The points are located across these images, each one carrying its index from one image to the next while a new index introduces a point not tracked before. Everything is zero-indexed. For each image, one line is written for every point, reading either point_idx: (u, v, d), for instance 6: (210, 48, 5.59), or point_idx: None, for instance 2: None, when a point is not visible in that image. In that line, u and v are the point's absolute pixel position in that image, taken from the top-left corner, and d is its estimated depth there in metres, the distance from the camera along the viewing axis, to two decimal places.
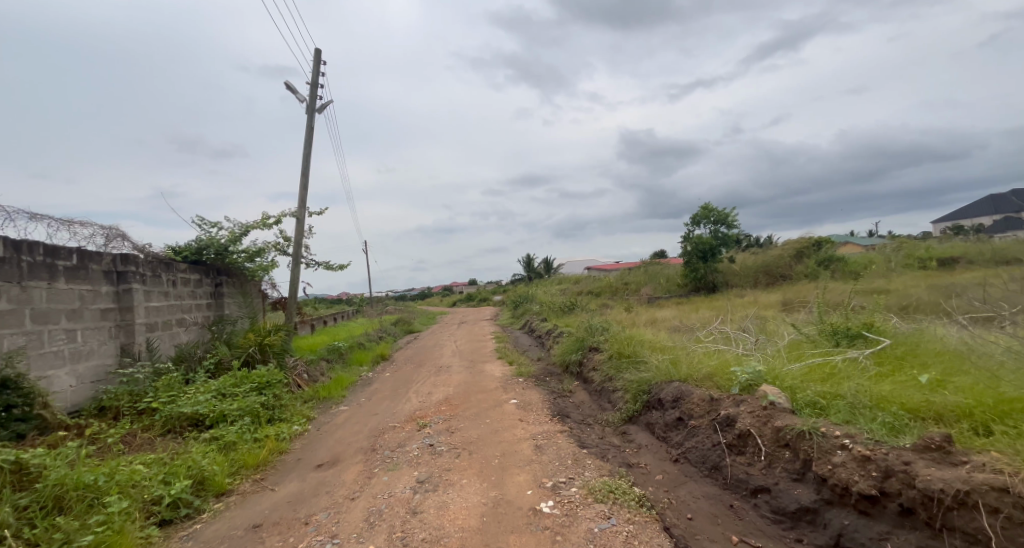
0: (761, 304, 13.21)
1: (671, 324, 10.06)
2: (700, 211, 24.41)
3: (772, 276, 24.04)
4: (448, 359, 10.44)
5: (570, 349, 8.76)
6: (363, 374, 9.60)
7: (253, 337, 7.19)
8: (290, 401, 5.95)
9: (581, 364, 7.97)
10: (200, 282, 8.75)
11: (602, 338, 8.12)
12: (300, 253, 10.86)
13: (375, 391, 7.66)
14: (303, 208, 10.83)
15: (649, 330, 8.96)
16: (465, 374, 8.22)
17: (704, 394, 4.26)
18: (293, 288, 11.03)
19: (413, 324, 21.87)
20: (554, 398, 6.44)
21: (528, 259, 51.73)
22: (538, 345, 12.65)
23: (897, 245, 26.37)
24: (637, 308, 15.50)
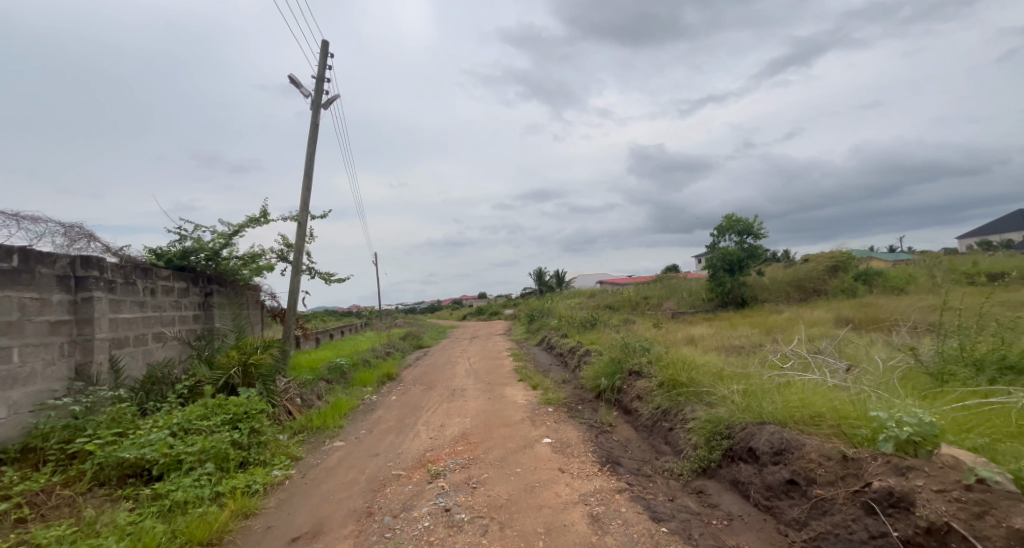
0: (808, 322, 11.86)
1: (716, 344, 8.80)
2: (724, 222, 23.19)
3: (804, 291, 22.56)
4: (462, 381, 9.21)
5: (604, 372, 7.55)
6: (367, 398, 8.45)
7: (237, 355, 6.15)
8: (272, 437, 4.86)
9: (620, 392, 6.75)
10: (185, 292, 7.78)
11: (644, 359, 6.93)
12: (300, 261, 9.95)
13: (378, 420, 6.53)
14: (304, 212, 10.07)
15: (696, 351, 7.73)
16: (484, 401, 7.02)
17: (825, 449, 3.03)
18: (293, 299, 10.04)
19: (422, 339, 20.79)
20: (595, 437, 5.24)
21: (540, 273, 50.46)
22: (561, 364, 11.48)
23: (937, 259, 24.68)
24: (666, 325, 14.20)
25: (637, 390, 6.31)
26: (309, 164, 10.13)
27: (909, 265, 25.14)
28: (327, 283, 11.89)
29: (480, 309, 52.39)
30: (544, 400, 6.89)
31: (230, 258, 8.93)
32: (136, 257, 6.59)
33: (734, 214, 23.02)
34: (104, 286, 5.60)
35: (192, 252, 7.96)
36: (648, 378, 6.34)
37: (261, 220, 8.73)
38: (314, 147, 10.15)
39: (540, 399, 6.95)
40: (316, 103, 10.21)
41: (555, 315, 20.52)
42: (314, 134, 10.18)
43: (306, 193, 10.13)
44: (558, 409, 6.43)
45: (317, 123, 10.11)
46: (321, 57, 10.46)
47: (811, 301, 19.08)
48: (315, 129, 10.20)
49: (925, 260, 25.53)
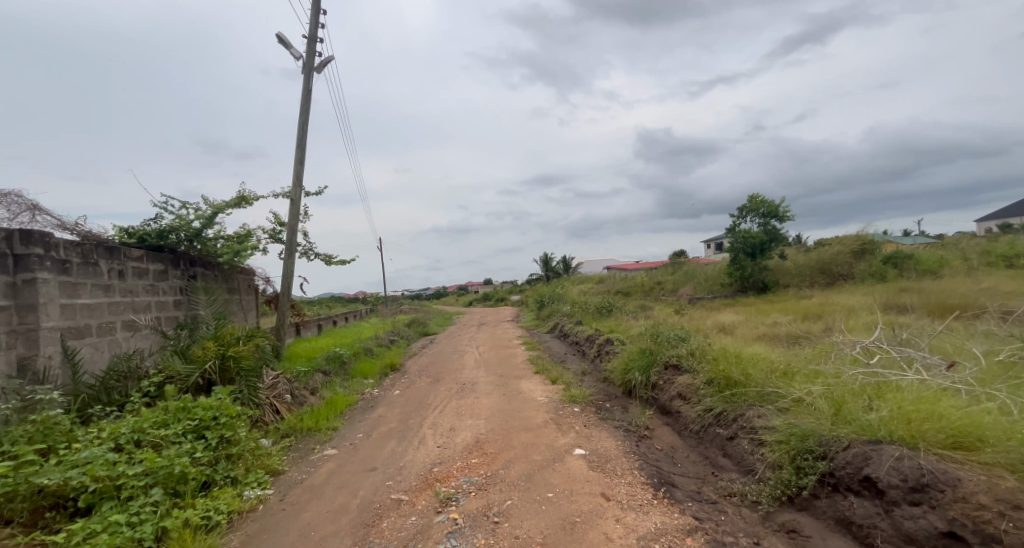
0: (848, 308, 10.84)
1: (757, 332, 7.86)
2: (746, 202, 22.04)
3: (829, 276, 21.48)
4: (473, 374, 8.37)
5: (633, 366, 6.66)
6: (367, 393, 7.62)
7: (214, 346, 5.30)
8: (248, 447, 4.03)
9: (656, 389, 5.86)
10: (162, 275, 6.94)
11: (682, 351, 6.03)
12: (294, 242, 9.10)
13: (379, 421, 5.69)
14: (298, 187, 9.17)
15: (739, 341, 6.83)
16: (499, 399, 6.17)
17: (1004, 491, 2.11)
18: (287, 284, 9.19)
19: (428, 325, 20.00)
20: (635, 445, 4.38)
21: (548, 258, 49.38)
22: (578, 353, 10.65)
23: (970, 242, 23.36)
24: (689, 311, 13.25)
25: (678, 387, 5.43)
26: (302, 134, 9.18)
27: (940, 249, 23.83)
28: (326, 265, 11.06)
29: (487, 295, 51.64)
30: (567, 398, 6.02)
31: (216, 239, 8.09)
32: (99, 235, 5.72)
33: (756, 194, 21.83)
34: (52, 266, 4.75)
35: (170, 230, 7.12)
36: (692, 374, 5.44)
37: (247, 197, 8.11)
38: (308, 116, 9.19)
39: (562, 397, 6.09)
40: (309, 67, 9.21)
41: (567, 301, 19.66)
42: (308, 101, 9.21)
43: (299, 167, 9.21)
44: (585, 409, 5.58)
45: (311, 88, 9.14)
46: (314, 13, 9.41)
47: (838, 286, 18.01)
48: (308, 95, 9.24)
49: (957, 243, 24.16)
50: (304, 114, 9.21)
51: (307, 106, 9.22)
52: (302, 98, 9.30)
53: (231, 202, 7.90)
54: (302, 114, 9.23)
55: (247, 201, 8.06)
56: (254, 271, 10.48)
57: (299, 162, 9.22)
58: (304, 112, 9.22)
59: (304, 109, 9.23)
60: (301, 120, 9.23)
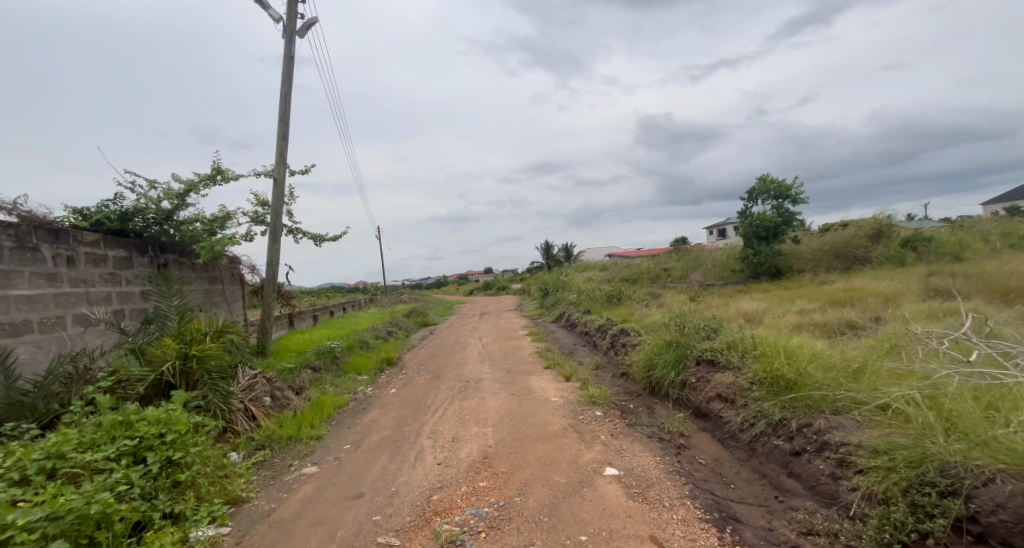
0: (881, 295, 9.98)
1: (792, 322, 7.07)
2: (758, 184, 21.08)
3: (845, 260, 20.65)
4: (478, 370, 7.60)
5: (657, 361, 5.91)
6: (362, 392, 6.88)
7: (175, 344, 4.51)
8: (204, 470, 3.25)
9: (688, 389, 5.09)
10: (126, 262, 6.14)
11: (717, 344, 5.26)
12: (278, 226, 8.29)
13: (372, 427, 4.94)
14: (281, 166, 8.31)
15: (777, 332, 6.04)
16: (508, 401, 5.41)
17: None
18: (273, 273, 8.39)
19: (429, 315, 19.26)
20: (676, 460, 3.61)
21: (549, 245, 48.32)
22: (590, 345, 9.89)
23: (991, 223, 22.35)
24: (705, 299, 12.43)
25: (715, 387, 4.67)
26: (285, 107, 8.29)
27: (960, 231, 22.84)
28: (319, 243, 10.26)
29: (488, 284, 50.85)
30: (585, 400, 5.27)
31: (192, 222, 7.32)
32: (41, 215, 4.89)
33: (769, 176, 20.88)
34: None
35: (135, 213, 6.31)
36: (733, 371, 4.67)
37: (222, 171, 7.27)
38: (291, 86, 8.29)
39: (579, 399, 5.35)
40: (291, 31, 8.28)
41: (573, 290, 18.88)
42: (290, 70, 8.30)
43: (282, 144, 8.34)
44: (608, 413, 4.84)
45: (293, 54, 8.22)
46: None
47: (858, 271, 17.16)
48: (291, 63, 8.32)
49: (978, 225, 23.15)
50: (286, 84, 8.31)
51: (289, 75, 8.31)
52: (285, 66, 8.39)
53: (203, 179, 7.07)
54: (284, 84, 8.32)
55: (223, 175, 7.22)
56: (239, 259, 9.69)
57: (282, 138, 8.35)
58: (286, 82, 8.31)
59: (286, 78, 8.33)
60: (284, 90, 8.33)
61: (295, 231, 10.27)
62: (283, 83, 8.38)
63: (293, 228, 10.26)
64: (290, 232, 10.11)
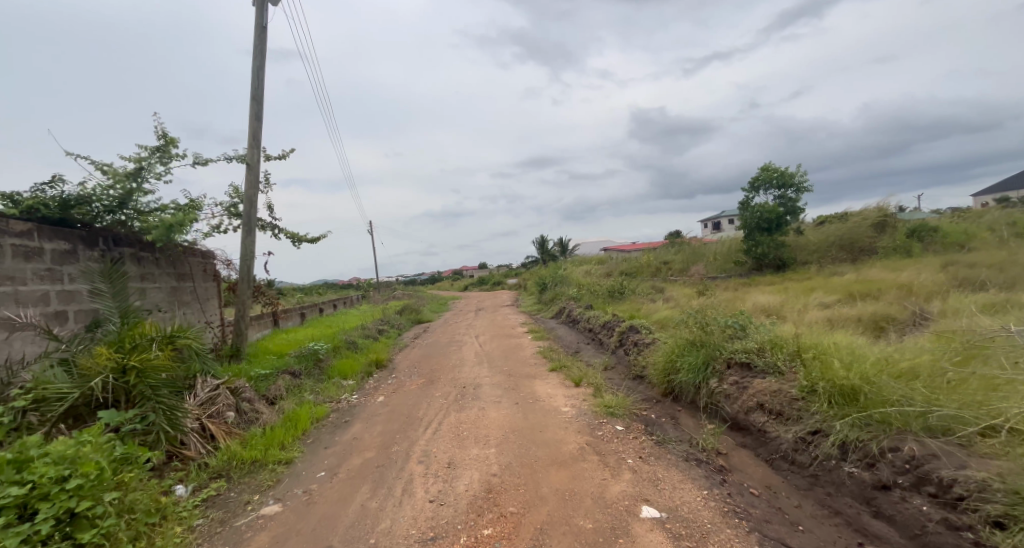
0: (904, 288, 9.37)
1: (822, 318, 6.40)
2: (760, 173, 20.44)
3: (850, 251, 20.14)
4: (476, 373, 6.88)
5: (678, 364, 5.22)
6: (347, 400, 6.14)
7: (110, 352, 3.72)
8: (123, 524, 2.47)
9: (720, 397, 4.40)
10: (70, 257, 5.34)
11: (751, 345, 4.57)
12: (252, 217, 7.47)
13: (353, 447, 4.20)
14: (254, 149, 7.48)
15: (814, 328, 5.36)
16: (511, 413, 4.71)
17: None
18: (247, 270, 7.57)
19: (423, 312, 18.46)
20: (726, 493, 2.90)
21: (545, 240, 47.57)
22: (595, 343, 9.19)
23: (996, 212, 21.91)
24: (714, 293, 11.77)
25: (754, 396, 3.97)
26: (257, 83, 7.45)
27: (965, 221, 22.39)
28: (300, 243, 9.40)
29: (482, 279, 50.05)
30: (600, 412, 4.59)
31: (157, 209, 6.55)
32: None
33: (772, 165, 20.23)
34: None
35: (81, 201, 5.47)
36: (776, 378, 3.97)
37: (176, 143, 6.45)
38: (264, 60, 7.45)
39: (594, 409, 4.66)
40: None
41: (573, 284, 18.18)
42: (263, 42, 7.46)
43: (255, 125, 7.51)
44: (630, 426, 4.14)
45: (266, 24, 7.37)
46: None
47: (866, 261, 16.62)
48: (263, 33, 7.47)
49: (982, 215, 22.75)
50: (259, 58, 7.46)
51: (262, 48, 7.47)
52: (257, 38, 7.54)
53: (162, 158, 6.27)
54: (257, 58, 7.48)
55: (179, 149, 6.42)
56: (213, 254, 8.87)
57: (255, 118, 7.51)
58: (259, 55, 7.46)
59: (259, 51, 7.48)
60: (256, 65, 7.48)
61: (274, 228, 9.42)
62: (255, 57, 7.53)
63: (272, 225, 9.41)
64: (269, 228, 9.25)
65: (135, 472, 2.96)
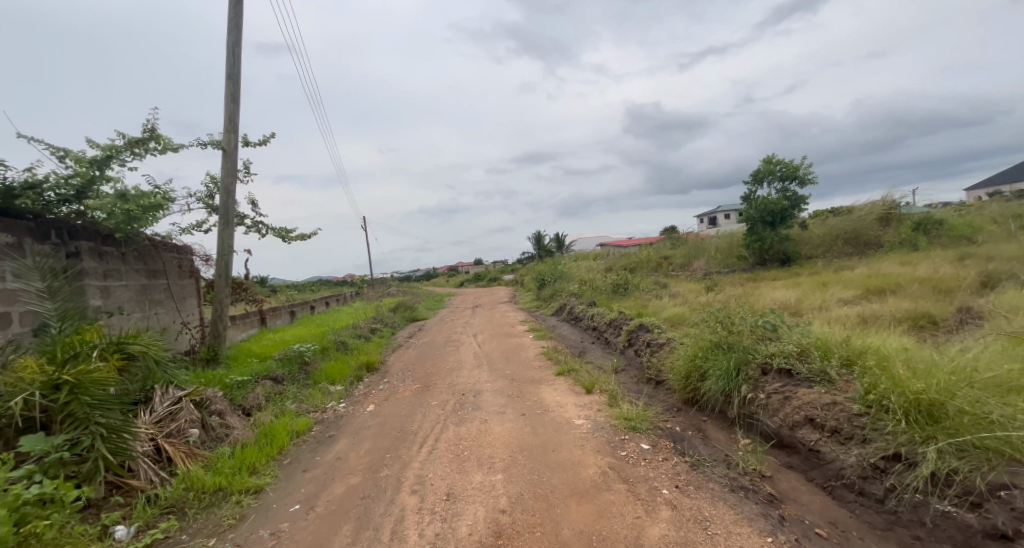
0: (925, 282, 8.88)
1: (852, 315, 5.88)
2: (763, 165, 19.93)
3: (854, 245, 19.74)
4: (476, 378, 6.29)
5: (702, 369, 4.67)
6: (334, 410, 5.54)
7: (40, 364, 3.11)
8: None
9: (757, 408, 3.85)
10: (13, 251, 4.72)
11: (790, 349, 4.03)
12: (228, 208, 6.82)
13: (335, 471, 3.61)
14: (231, 134, 6.81)
15: (852, 327, 4.82)
16: (518, 427, 4.14)
17: None
18: (223, 266, 6.90)
19: (418, 309, 17.85)
20: (792, 537, 2.34)
21: (541, 235, 47.01)
22: (601, 343, 8.66)
23: (1001, 204, 21.57)
24: (723, 289, 11.27)
25: (800, 409, 3.42)
26: (233, 61, 6.78)
27: (969, 213, 22.03)
28: (286, 241, 8.76)
29: (479, 275, 49.52)
30: (620, 427, 3.94)
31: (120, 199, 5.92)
32: None
33: (775, 156, 19.72)
34: None
35: (26, 189, 4.82)
36: (826, 389, 3.42)
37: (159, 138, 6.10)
38: (240, 35, 6.78)
39: (613, 424, 4.02)
40: None
41: (572, 280, 17.64)
42: (239, 15, 6.80)
43: (232, 107, 6.84)
44: (657, 443, 3.59)
45: None
46: None
47: (873, 255, 16.19)
48: (238, 5, 6.79)
49: (986, 207, 22.43)
50: (234, 33, 6.79)
51: (238, 22, 6.79)
52: (232, 11, 6.86)
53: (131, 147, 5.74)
54: (233, 33, 6.80)
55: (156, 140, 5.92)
56: (189, 250, 8.14)
57: (231, 100, 6.83)
58: (234, 30, 6.80)
59: (234, 25, 6.81)
60: (232, 40, 6.80)
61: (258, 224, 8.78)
62: (231, 32, 6.86)
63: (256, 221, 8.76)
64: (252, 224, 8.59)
65: (53, 519, 2.34)
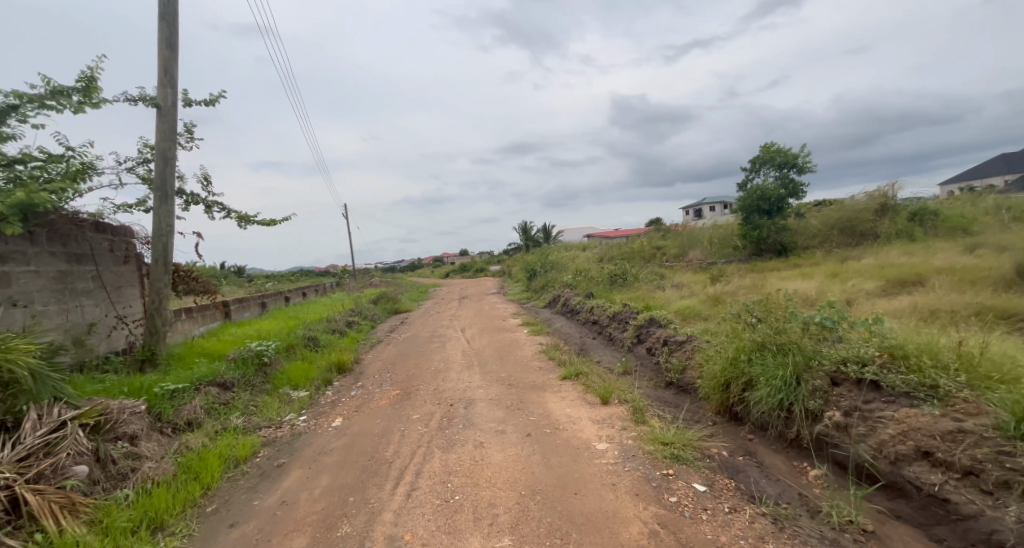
0: (952, 274, 8.22)
1: (901, 308, 5.11)
2: (762, 152, 19.23)
3: (850, 236, 19.39)
4: (466, 383, 5.31)
5: (745, 377, 3.78)
6: (292, 425, 4.49)
7: None
8: None
9: (832, 431, 2.95)
10: None
11: (870, 356, 3.15)
12: (168, 180, 5.68)
13: (276, 526, 2.60)
14: (168, 90, 5.61)
15: (920, 324, 4.03)
16: (525, 456, 3.20)
17: None
18: (158, 249, 5.71)
19: (400, 301, 16.69)
20: None
21: (528, 226, 46.10)
22: (603, 340, 7.78)
23: (994, 195, 21.36)
24: (729, 280, 10.51)
25: (907, 437, 2.52)
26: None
27: (962, 205, 21.82)
28: (246, 224, 7.60)
29: (465, 265, 48.39)
30: (659, 456, 3.02)
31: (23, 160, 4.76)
32: None
33: (774, 143, 19.04)
34: None
35: None
36: (941, 410, 2.53)
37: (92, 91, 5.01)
38: None
39: (650, 452, 3.10)
40: None
41: (565, 270, 16.76)
42: None
43: (167, 55, 5.62)
44: (714, 482, 2.68)
45: None
46: None
47: (874, 246, 15.74)
48: None
49: (977, 200, 22.35)
50: None
51: None
52: None
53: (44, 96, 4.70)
54: None
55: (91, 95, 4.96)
56: (127, 231, 6.91)
57: (167, 47, 5.60)
58: None
59: None
60: None
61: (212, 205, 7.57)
62: None
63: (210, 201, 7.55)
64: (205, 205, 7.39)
65: None
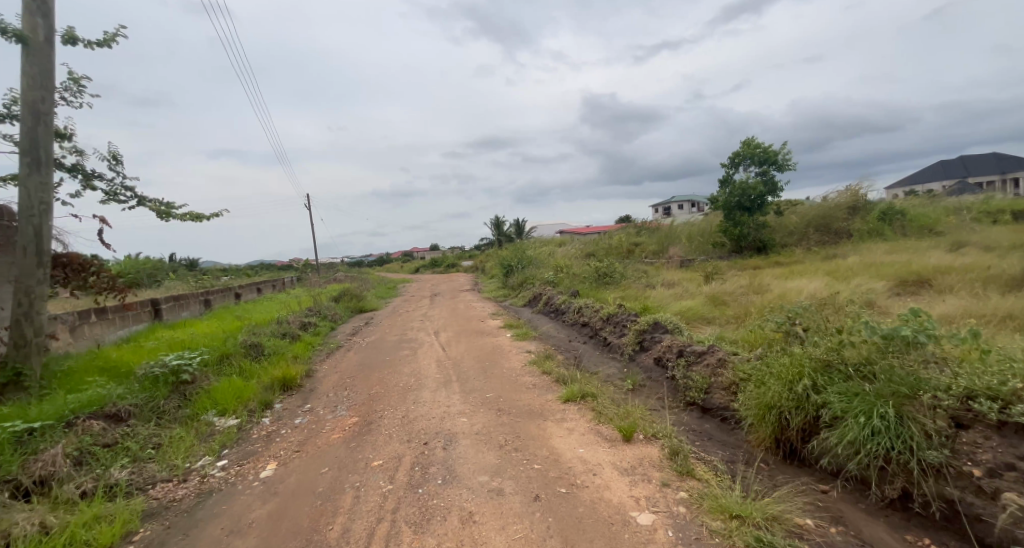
0: (956, 274, 7.80)
1: (950, 315, 4.43)
2: (742, 148, 18.90)
3: (825, 235, 19.47)
4: (443, 408, 4.21)
5: (812, 407, 2.90)
6: (202, 477, 3.26)
7: None
8: None
9: (973, 497, 2.09)
10: None
11: (1010, 390, 2.31)
12: (42, 142, 4.28)
13: None
14: (36, 21, 4.21)
15: (1008, 338, 3.29)
16: (539, 540, 2.16)
17: None
18: (28, 235, 4.27)
19: (365, 298, 15.25)
20: None
21: (500, 221, 44.98)
22: (598, 347, 6.87)
23: (954, 198, 22.13)
24: (723, 278, 9.84)
25: None
26: None
27: (925, 207, 22.47)
28: (164, 218, 6.07)
29: (435, 260, 46.70)
30: (737, 542, 2.04)
31: None
32: None
33: (754, 139, 18.74)
34: None
35: None
36: None
37: None
38: None
39: (720, 533, 2.11)
40: None
41: (545, 266, 15.80)
42: None
43: None
44: None
45: None
46: None
47: (853, 245, 15.67)
48: None
49: (937, 203, 23.08)
50: None
51: None
52: None
53: None
54: None
55: None
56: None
57: None
58: None
59: None
60: None
61: (118, 192, 6.02)
62: None
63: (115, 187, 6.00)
64: (108, 190, 5.85)
65: None
